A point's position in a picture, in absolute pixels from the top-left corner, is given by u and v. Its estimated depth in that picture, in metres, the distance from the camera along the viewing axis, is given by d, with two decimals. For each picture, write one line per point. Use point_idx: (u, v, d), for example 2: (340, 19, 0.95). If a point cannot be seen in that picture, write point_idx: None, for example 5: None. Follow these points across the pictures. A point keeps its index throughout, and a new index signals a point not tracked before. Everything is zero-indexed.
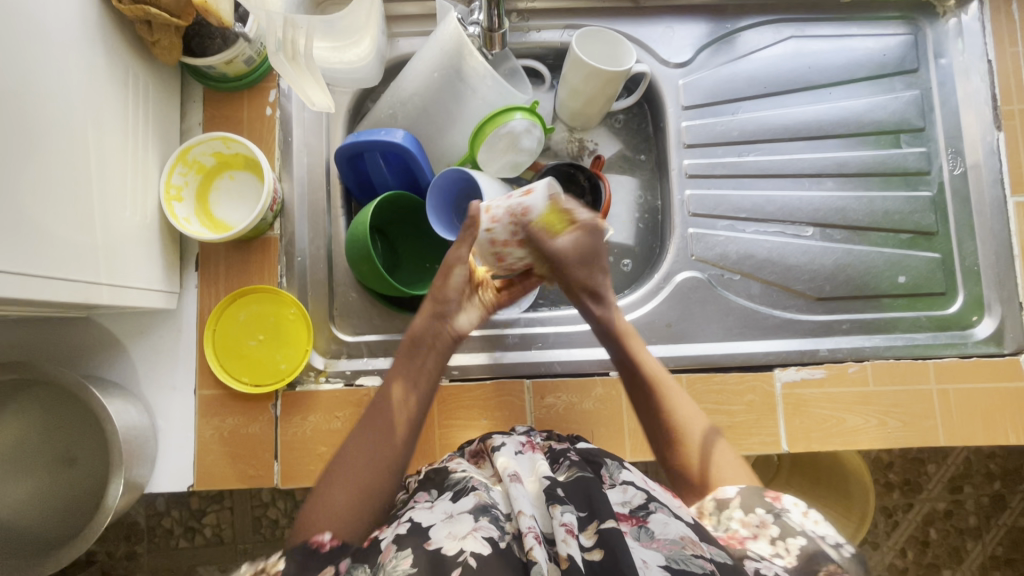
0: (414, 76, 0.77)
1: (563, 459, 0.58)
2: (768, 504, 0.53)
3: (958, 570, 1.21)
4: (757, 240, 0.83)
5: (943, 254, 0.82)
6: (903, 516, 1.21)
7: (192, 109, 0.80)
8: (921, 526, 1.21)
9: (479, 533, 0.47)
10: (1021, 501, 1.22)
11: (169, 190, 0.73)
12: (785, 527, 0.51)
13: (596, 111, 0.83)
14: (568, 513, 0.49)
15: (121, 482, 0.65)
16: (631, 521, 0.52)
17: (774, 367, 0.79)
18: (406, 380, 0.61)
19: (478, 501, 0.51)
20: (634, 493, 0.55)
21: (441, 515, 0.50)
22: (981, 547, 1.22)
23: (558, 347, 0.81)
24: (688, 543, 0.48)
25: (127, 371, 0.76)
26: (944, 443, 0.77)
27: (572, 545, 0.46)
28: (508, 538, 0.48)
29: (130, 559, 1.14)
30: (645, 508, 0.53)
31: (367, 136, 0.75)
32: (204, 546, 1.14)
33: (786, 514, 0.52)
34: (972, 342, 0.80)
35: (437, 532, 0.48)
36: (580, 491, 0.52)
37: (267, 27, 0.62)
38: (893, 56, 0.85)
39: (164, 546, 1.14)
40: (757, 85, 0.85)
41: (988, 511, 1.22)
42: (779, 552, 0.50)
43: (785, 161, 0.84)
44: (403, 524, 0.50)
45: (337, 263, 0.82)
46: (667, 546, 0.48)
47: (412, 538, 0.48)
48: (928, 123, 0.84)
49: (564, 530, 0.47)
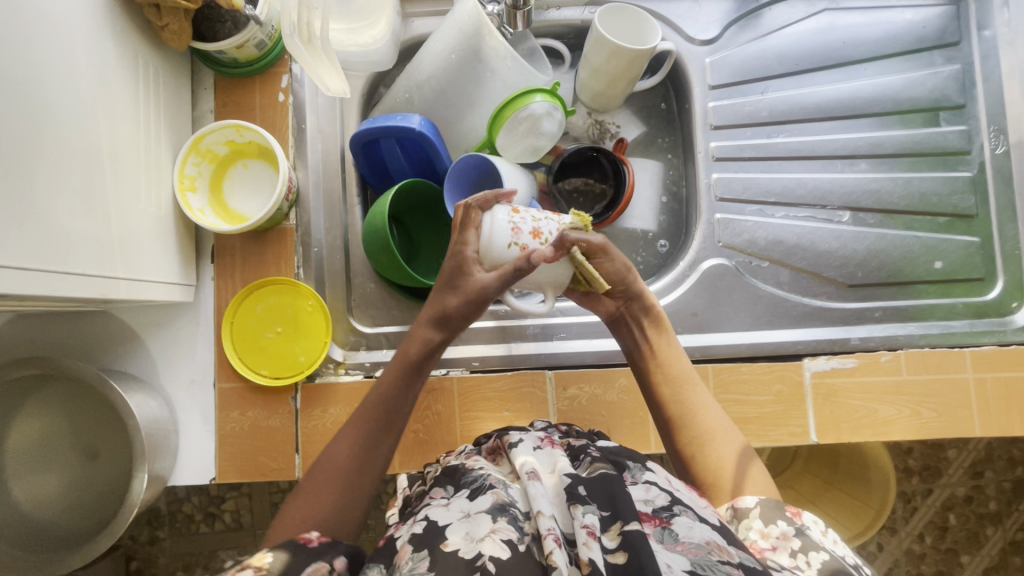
0: (431, 58, 0.74)
1: (584, 455, 0.57)
2: (790, 519, 0.52)
3: (977, 556, 1.20)
4: (786, 225, 0.80)
5: (982, 238, 0.79)
6: (922, 502, 1.19)
7: (204, 95, 0.78)
8: (940, 512, 1.19)
9: (498, 535, 0.45)
10: None
11: (183, 180, 0.71)
12: (808, 541, 0.50)
13: (619, 92, 0.79)
14: (590, 514, 0.47)
15: (144, 476, 0.64)
16: (655, 521, 0.49)
17: (803, 356, 0.77)
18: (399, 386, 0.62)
19: (496, 501, 0.49)
20: (658, 493, 0.52)
21: (458, 514, 0.49)
22: (1001, 533, 1.20)
23: (580, 337, 0.80)
24: (714, 548, 0.46)
25: (146, 364, 0.75)
26: (979, 434, 0.74)
27: (594, 549, 0.44)
28: (528, 541, 0.46)
29: (152, 544, 1.16)
30: (669, 509, 0.50)
31: (383, 121, 0.72)
32: (223, 531, 1.15)
33: (809, 530, 0.51)
34: (1012, 329, 0.77)
35: (454, 533, 0.46)
36: (602, 490, 0.50)
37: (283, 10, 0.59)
38: (933, 29, 0.81)
39: (185, 532, 1.16)
40: (788, 62, 0.81)
41: (1010, 497, 1.20)
42: (799, 565, 0.49)
43: (816, 142, 0.81)
44: (419, 524, 0.49)
45: (353, 254, 0.82)
46: (693, 550, 0.46)
47: (428, 540, 0.46)
48: (969, 100, 0.80)
49: (585, 532, 0.45)
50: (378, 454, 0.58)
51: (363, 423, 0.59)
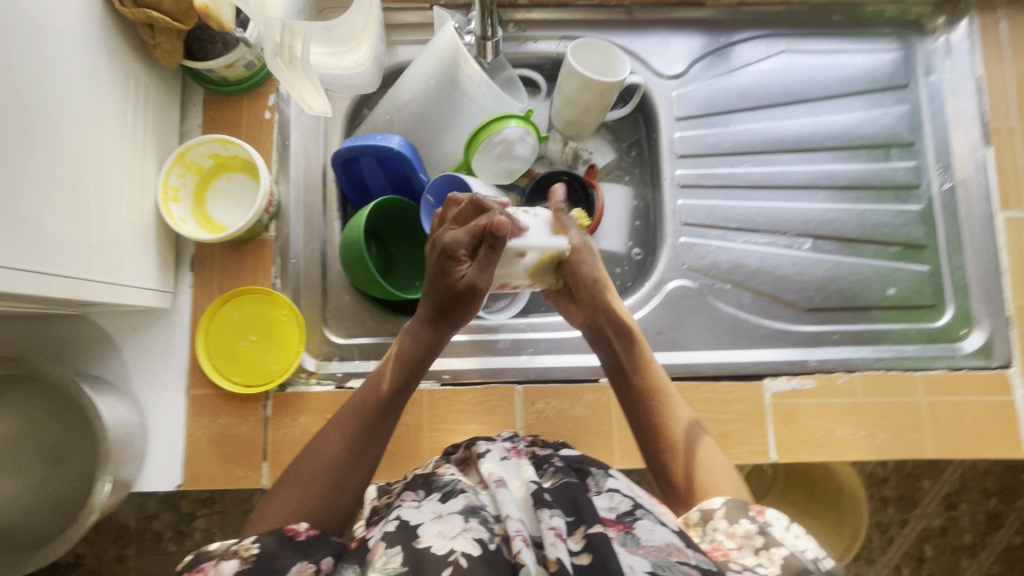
0: (411, 83, 0.78)
1: (548, 464, 0.58)
2: (752, 517, 0.54)
3: None
4: (748, 250, 0.83)
5: (931, 267, 0.83)
6: (899, 532, 1.21)
7: (193, 111, 0.81)
8: (915, 542, 1.21)
9: (469, 534, 0.48)
10: (1017, 518, 1.21)
11: (166, 190, 0.74)
12: (768, 538, 0.53)
13: (591, 120, 0.84)
14: (557, 517, 0.49)
15: (109, 480, 0.65)
16: (618, 526, 0.51)
17: (763, 376, 0.79)
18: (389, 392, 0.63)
19: (468, 503, 0.51)
20: (621, 500, 0.54)
21: (430, 514, 0.50)
22: (976, 565, 1.22)
23: (549, 353, 0.82)
24: (673, 550, 0.49)
25: (119, 369, 0.76)
26: (933, 456, 0.77)
27: (561, 549, 0.46)
28: (498, 541, 0.48)
29: (120, 561, 1.14)
30: (632, 514, 0.52)
31: (364, 141, 0.75)
32: (193, 549, 1.14)
33: (770, 528, 0.53)
34: (962, 355, 0.80)
35: (427, 531, 0.48)
36: (566, 496, 0.52)
37: (263, 32, 0.61)
38: (884, 73, 0.87)
39: (153, 550, 1.14)
40: (749, 97, 0.86)
41: (984, 529, 1.21)
42: (762, 562, 0.51)
43: (777, 173, 0.85)
44: (392, 522, 0.50)
45: (331, 266, 0.84)
46: (653, 552, 0.48)
47: (401, 537, 0.48)
48: (918, 138, 0.85)
49: (553, 534, 0.47)
50: (361, 455, 0.59)
51: (349, 423, 0.60)
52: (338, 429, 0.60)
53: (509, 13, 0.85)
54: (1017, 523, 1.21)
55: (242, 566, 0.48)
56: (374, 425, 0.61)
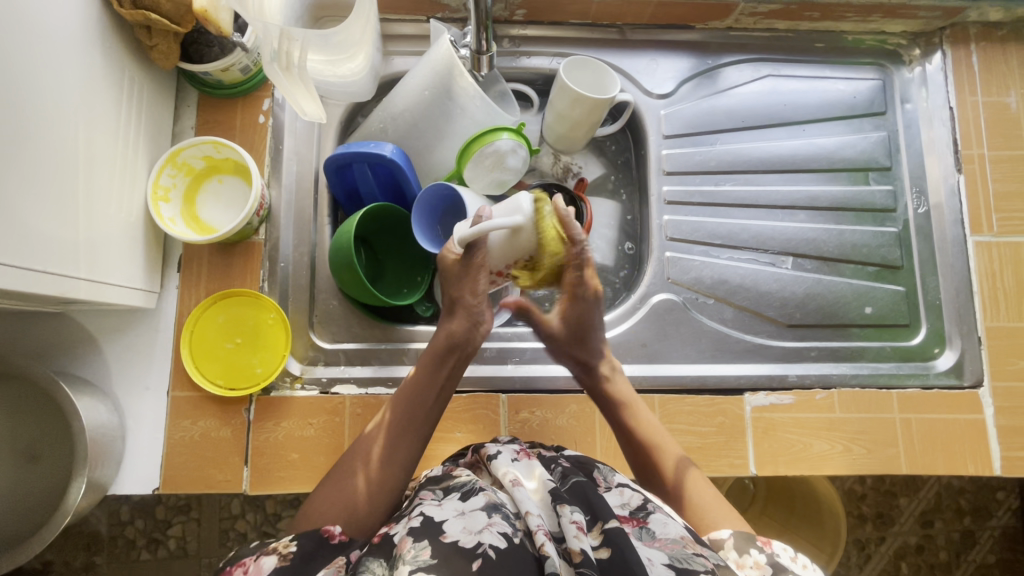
0: (405, 92, 0.79)
1: (555, 465, 0.63)
2: (761, 547, 0.55)
3: None
4: (731, 266, 0.85)
5: (906, 288, 0.86)
6: (876, 549, 1.22)
7: (186, 113, 0.81)
8: (892, 559, 1.22)
9: (494, 528, 0.51)
10: (989, 537, 1.24)
11: (157, 190, 0.74)
12: (778, 566, 0.54)
13: (581, 135, 0.86)
14: (576, 513, 0.53)
15: (83, 482, 0.64)
16: (633, 522, 0.55)
17: (744, 390, 0.81)
18: (425, 384, 0.69)
19: (489, 500, 0.55)
20: (631, 496, 0.58)
21: (453, 511, 0.53)
22: None
23: (534, 362, 0.83)
24: (688, 543, 0.52)
25: (100, 369, 0.75)
26: (907, 472, 0.79)
27: (584, 541, 0.50)
28: (521, 535, 0.51)
29: (90, 569, 1.10)
30: (644, 509, 0.56)
31: (357, 147, 0.76)
32: (168, 557, 1.11)
33: (777, 556, 0.55)
34: (934, 373, 0.82)
35: (452, 527, 0.51)
36: (580, 495, 0.56)
37: (261, 38, 0.62)
38: (863, 99, 0.90)
39: (125, 557, 1.11)
40: (735, 118, 0.89)
41: (958, 547, 1.23)
42: None
43: (761, 193, 0.88)
44: (415, 518, 0.53)
45: (319, 270, 0.84)
46: (670, 545, 0.52)
47: (427, 531, 0.51)
48: (895, 163, 0.89)
49: (575, 527, 0.51)
50: (407, 444, 0.65)
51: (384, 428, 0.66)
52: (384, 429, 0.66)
53: (504, 29, 0.87)
54: (990, 541, 1.24)
55: (282, 562, 0.52)
56: (415, 419, 0.67)
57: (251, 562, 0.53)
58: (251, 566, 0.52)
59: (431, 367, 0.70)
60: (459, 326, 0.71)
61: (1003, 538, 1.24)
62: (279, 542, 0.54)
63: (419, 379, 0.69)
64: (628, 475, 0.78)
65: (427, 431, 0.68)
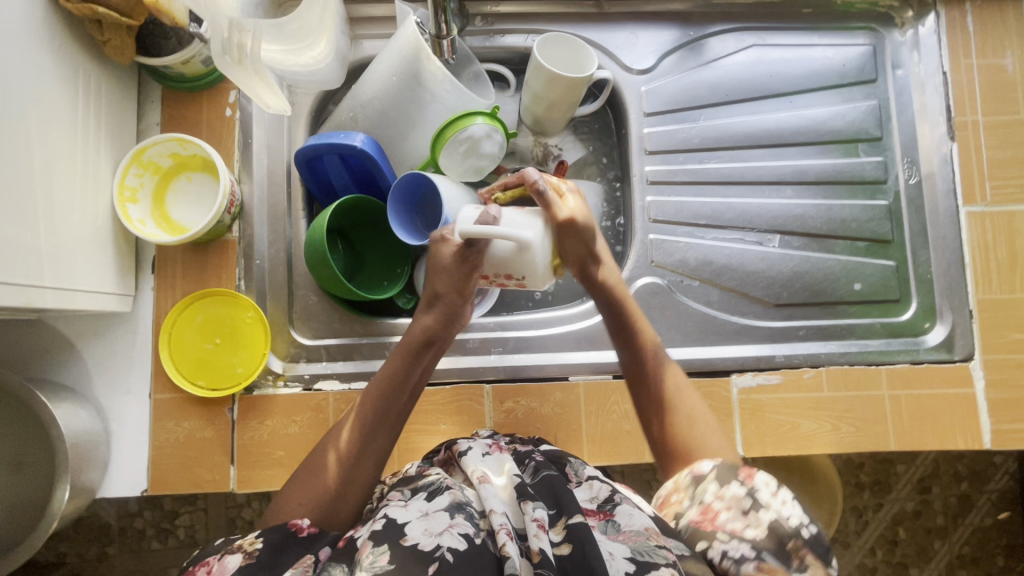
0: (373, 79, 0.76)
1: (529, 460, 0.64)
2: (741, 481, 0.55)
3: (925, 569, 1.23)
4: (716, 247, 0.83)
5: (897, 262, 0.84)
6: (874, 515, 1.23)
7: (151, 108, 0.79)
8: (890, 525, 1.23)
9: (455, 529, 0.53)
10: (988, 500, 1.24)
11: (123, 191, 0.72)
12: (756, 502, 0.53)
13: (559, 116, 0.83)
14: (539, 510, 0.55)
15: (67, 487, 0.65)
16: (599, 515, 0.57)
17: (731, 372, 0.80)
18: (398, 377, 0.67)
19: (454, 500, 0.56)
20: (600, 488, 0.59)
21: (416, 513, 0.55)
22: (948, 547, 1.23)
23: (518, 351, 0.82)
24: (652, 534, 0.53)
25: (81, 374, 0.75)
26: (895, 449, 0.78)
27: (543, 539, 0.51)
28: (483, 535, 0.53)
29: (101, 560, 1.13)
30: (612, 501, 0.58)
31: (327, 139, 0.74)
32: (176, 546, 1.14)
33: (756, 492, 0.54)
34: (924, 348, 0.81)
35: (413, 529, 0.53)
36: (547, 489, 0.58)
37: (210, 29, 0.59)
38: (852, 67, 0.87)
39: (136, 547, 1.13)
40: (718, 92, 0.86)
41: (956, 511, 1.23)
42: (749, 523, 0.52)
43: (746, 169, 0.85)
44: (378, 521, 0.54)
45: (296, 265, 0.82)
46: (633, 537, 0.52)
47: (387, 535, 0.52)
48: (886, 132, 0.85)
49: (535, 526, 0.53)
50: (379, 436, 0.65)
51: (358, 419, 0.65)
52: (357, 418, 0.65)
53: (476, 6, 0.84)
54: (988, 505, 1.24)
55: (247, 560, 0.52)
56: (388, 411, 0.66)
57: (217, 560, 0.53)
58: (215, 566, 0.52)
59: (405, 360, 0.68)
60: (434, 318, 0.70)
61: (1002, 501, 1.24)
62: (244, 540, 0.54)
63: (392, 371, 0.67)
64: (615, 461, 0.78)
65: (398, 425, 0.67)
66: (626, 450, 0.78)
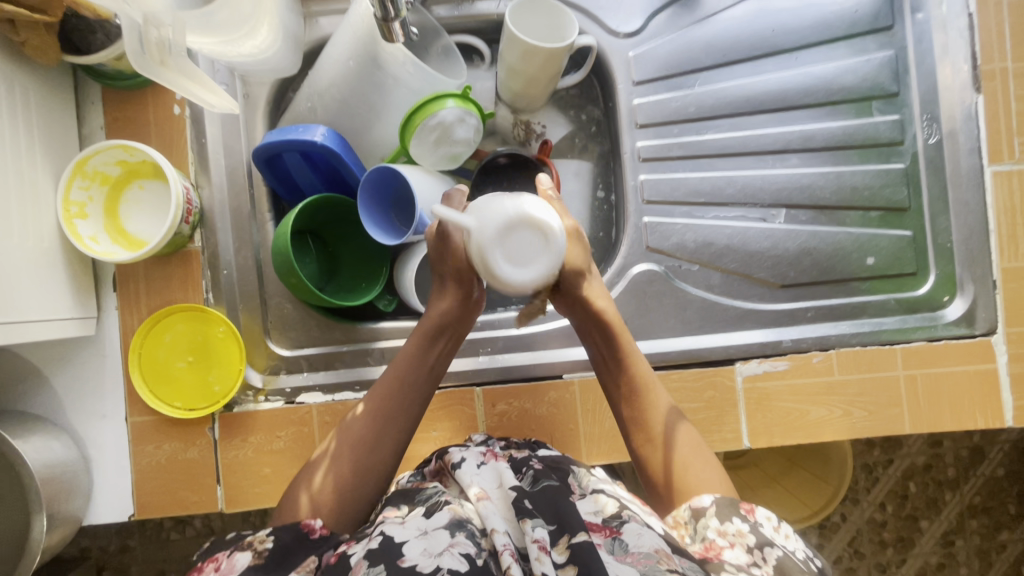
0: (331, 65, 0.69)
1: (527, 468, 0.59)
2: (744, 516, 0.54)
3: (936, 521, 1.09)
4: (716, 226, 0.77)
5: (914, 232, 0.77)
6: (884, 471, 1.09)
7: (92, 111, 0.72)
8: (899, 481, 1.09)
9: (456, 549, 0.48)
10: (999, 450, 1.10)
11: (69, 207, 0.66)
12: (761, 537, 0.52)
13: (539, 91, 0.76)
14: (539, 529, 0.50)
15: (44, 518, 0.63)
16: (605, 532, 0.53)
17: (735, 360, 0.75)
18: (414, 365, 0.64)
19: (453, 517, 0.51)
20: (606, 503, 0.56)
21: (415, 531, 0.50)
22: (959, 497, 1.09)
23: (508, 351, 0.77)
24: (662, 556, 0.49)
25: (52, 402, 0.72)
26: (910, 431, 0.74)
27: (545, 563, 0.48)
28: (485, 556, 0.49)
29: (123, 554, 1.01)
30: (619, 517, 0.54)
31: (284, 135, 0.68)
32: (195, 536, 1.01)
33: (760, 526, 0.53)
34: (943, 324, 0.75)
35: (411, 549, 0.48)
36: (548, 503, 0.54)
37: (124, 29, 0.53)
38: (866, 13, 0.77)
39: (154, 539, 1.02)
40: (715, 53, 0.77)
41: (967, 462, 1.09)
42: (755, 561, 0.51)
43: (747, 138, 0.77)
44: (375, 539, 0.49)
45: (267, 273, 0.77)
46: (642, 560, 0.49)
47: (384, 555, 0.48)
48: (903, 87, 0.77)
49: (537, 547, 0.49)
50: (393, 430, 0.61)
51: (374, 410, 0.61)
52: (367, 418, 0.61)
53: None
54: (1000, 455, 1.10)
55: (256, 560, 0.50)
56: (400, 408, 0.62)
57: (225, 558, 0.51)
58: (224, 564, 0.50)
59: (421, 349, 0.64)
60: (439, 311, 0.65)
61: (1014, 450, 1.10)
62: (255, 536, 0.52)
63: (408, 360, 0.64)
64: (616, 459, 0.75)
65: (412, 424, 0.62)
66: (626, 447, 0.75)
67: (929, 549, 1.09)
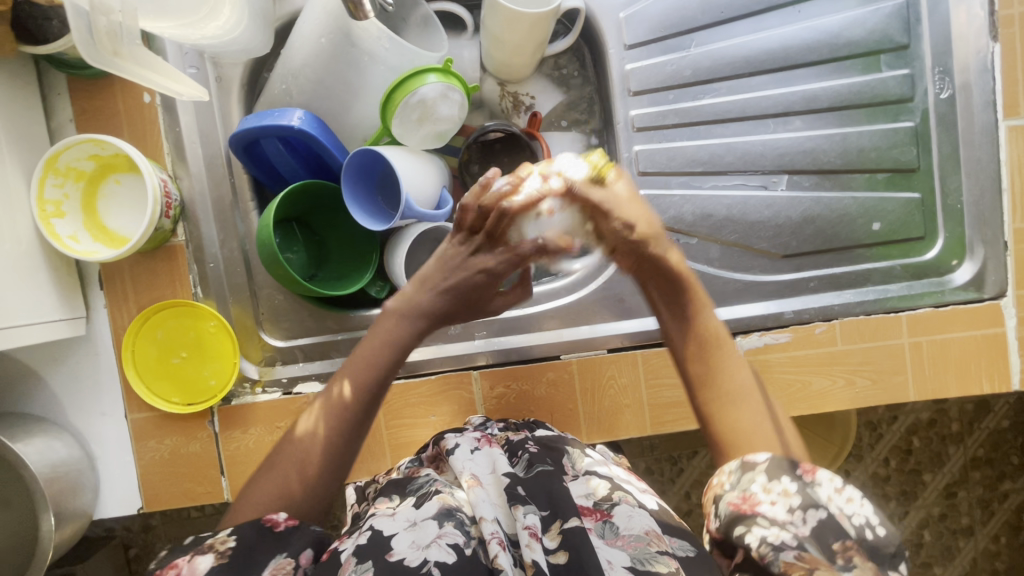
0: (303, 45, 0.66)
1: (521, 451, 0.59)
2: (798, 476, 0.49)
3: (938, 475, 1.09)
4: (716, 197, 0.74)
5: (923, 194, 0.74)
6: (888, 428, 1.09)
7: (59, 103, 0.69)
8: (904, 436, 1.09)
9: (444, 540, 0.48)
10: (1005, 403, 1.09)
11: (44, 206, 0.64)
12: (808, 499, 0.47)
13: (525, 60, 0.72)
14: (530, 515, 0.51)
15: (51, 516, 0.64)
16: (596, 515, 0.53)
17: (736, 333, 0.74)
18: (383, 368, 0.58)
19: (443, 506, 0.51)
20: (597, 484, 0.55)
21: (404, 523, 0.50)
22: (963, 451, 1.09)
23: (505, 333, 0.76)
24: (653, 539, 0.49)
25: (50, 402, 0.72)
26: (914, 399, 0.73)
27: (536, 550, 0.48)
28: (474, 544, 0.49)
29: (146, 532, 1.03)
30: (610, 500, 0.54)
31: (260, 120, 0.65)
32: (215, 514, 1.02)
33: (815, 488, 0.48)
34: (951, 289, 0.73)
35: (399, 542, 0.48)
36: (540, 488, 0.53)
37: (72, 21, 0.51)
38: None
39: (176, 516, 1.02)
40: (712, 10, 0.72)
41: (972, 416, 1.09)
42: (794, 520, 0.47)
43: (748, 101, 0.73)
44: (364, 534, 0.50)
45: (255, 263, 0.75)
46: (632, 543, 0.49)
47: (373, 551, 0.48)
48: (913, 39, 0.72)
49: (528, 534, 0.49)
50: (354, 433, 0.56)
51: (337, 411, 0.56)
52: (342, 400, 0.56)
53: None
54: (1005, 408, 1.09)
55: (219, 560, 0.47)
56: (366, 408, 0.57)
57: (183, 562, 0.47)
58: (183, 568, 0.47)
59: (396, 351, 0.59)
60: (431, 294, 0.60)
61: (1019, 402, 1.09)
62: (215, 538, 0.49)
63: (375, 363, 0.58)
64: (616, 436, 0.74)
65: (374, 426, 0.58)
66: (627, 425, 0.74)
67: (931, 500, 1.10)
